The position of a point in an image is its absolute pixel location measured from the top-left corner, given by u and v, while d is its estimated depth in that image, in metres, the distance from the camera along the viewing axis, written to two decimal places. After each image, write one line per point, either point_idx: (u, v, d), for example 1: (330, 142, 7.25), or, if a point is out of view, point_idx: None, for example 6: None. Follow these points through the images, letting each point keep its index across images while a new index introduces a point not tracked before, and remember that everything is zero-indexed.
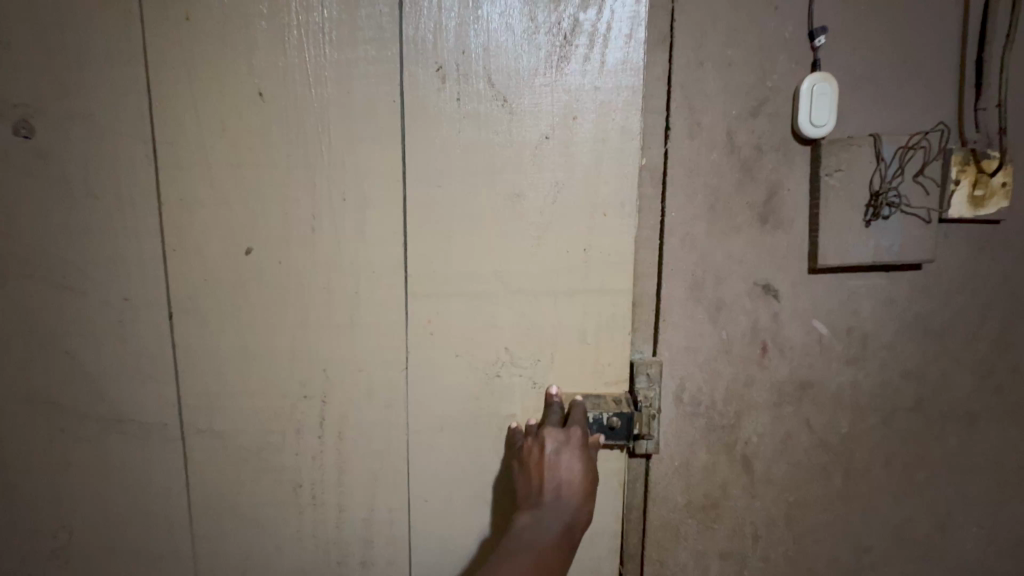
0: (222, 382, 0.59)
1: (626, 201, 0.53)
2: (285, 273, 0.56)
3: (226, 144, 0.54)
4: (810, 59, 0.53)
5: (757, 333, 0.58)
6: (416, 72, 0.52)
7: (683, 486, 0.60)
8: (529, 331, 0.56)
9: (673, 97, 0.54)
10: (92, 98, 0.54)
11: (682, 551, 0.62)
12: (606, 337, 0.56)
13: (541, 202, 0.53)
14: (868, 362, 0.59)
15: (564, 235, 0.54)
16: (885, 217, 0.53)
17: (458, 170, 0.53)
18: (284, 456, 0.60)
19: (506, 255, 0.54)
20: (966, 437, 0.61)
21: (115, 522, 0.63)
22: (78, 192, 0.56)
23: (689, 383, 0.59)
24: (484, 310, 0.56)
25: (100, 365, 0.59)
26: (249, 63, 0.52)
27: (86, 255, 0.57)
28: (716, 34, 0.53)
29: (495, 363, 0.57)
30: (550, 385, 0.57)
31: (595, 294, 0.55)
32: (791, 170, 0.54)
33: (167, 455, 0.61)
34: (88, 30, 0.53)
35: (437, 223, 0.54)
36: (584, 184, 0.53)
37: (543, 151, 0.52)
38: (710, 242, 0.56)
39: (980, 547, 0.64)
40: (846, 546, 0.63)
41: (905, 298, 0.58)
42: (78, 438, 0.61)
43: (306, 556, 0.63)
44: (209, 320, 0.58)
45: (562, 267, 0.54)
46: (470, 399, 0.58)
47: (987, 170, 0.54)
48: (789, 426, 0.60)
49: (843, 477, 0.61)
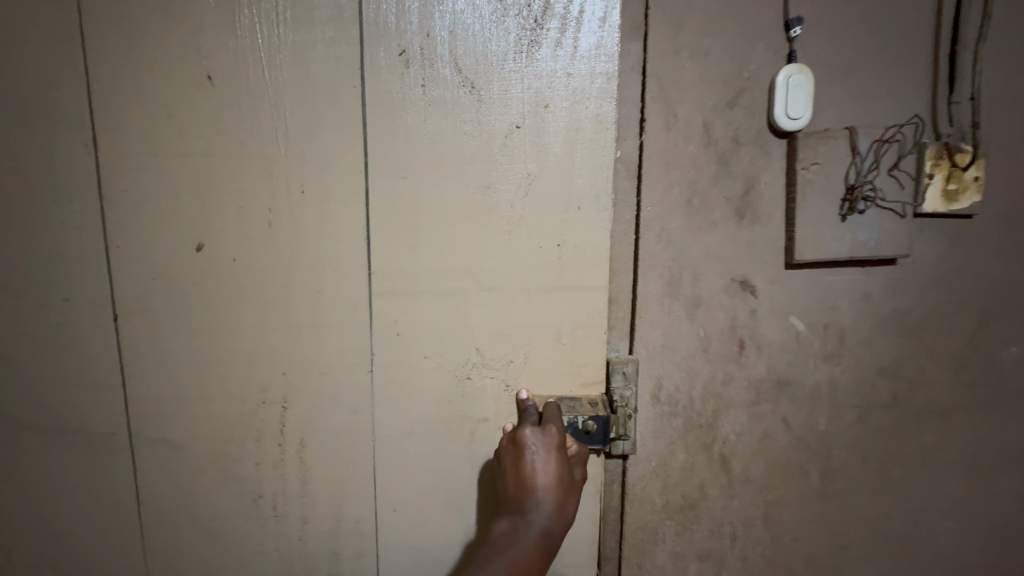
0: (174, 387, 0.56)
1: (601, 194, 0.51)
2: (240, 271, 0.53)
3: (178, 134, 0.51)
4: (786, 49, 0.52)
5: (734, 330, 0.57)
6: (378, 56, 0.49)
7: (661, 487, 0.59)
8: (501, 331, 0.54)
9: (649, 87, 0.52)
10: (32, 85, 0.51)
11: (660, 554, 0.61)
12: (582, 336, 0.54)
13: (512, 195, 0.51)
14: (845, 358, 0.58)
15: (538, 230, 0.52)
16: (861, 211, 0.52)
17: (424, 161, 0.51)
18: (242, 466, 0.57)
19: (476, 249, 0.52)
20: (941, 433, 0.61)
21: (60, 538, 0.60)
22: (17, 185, 0.53)
23: (667, 383, 0.57)
24: (454, 308, 0.53)
25: (42, 371, 0.56)
26: (198, 45, 0.49)
27: (27, 254, 0.54)
28: (692, 22, 0.51)
29: (465, 364, 0.55)
30: (521, 389, 0.55)
31: (570, 291, 0.53)
32: (768, 163, 0.53)
33: (115, 465, 0.58)
34: (27, 10, 0.50)
35: (403, 216, 0.52)
36: (558, 175, 0.51)
37: (513, 140, 0.50)
38: (687, 237, 0.55)
39: (955, 542, 0.64)
40: (823, 545, 0.62)
41: (881, 293, 0.57)
42: (17, 449, 0.58)
43: (268, 571, 0.60)
44: (159, 322, 0.55)
45: (535, 263, 0.52)
46: (441, 402, 0.56)
47: (960, 164, 0.54)
48: (767, 424, 0.59)
49: (821, 474, 0.61)
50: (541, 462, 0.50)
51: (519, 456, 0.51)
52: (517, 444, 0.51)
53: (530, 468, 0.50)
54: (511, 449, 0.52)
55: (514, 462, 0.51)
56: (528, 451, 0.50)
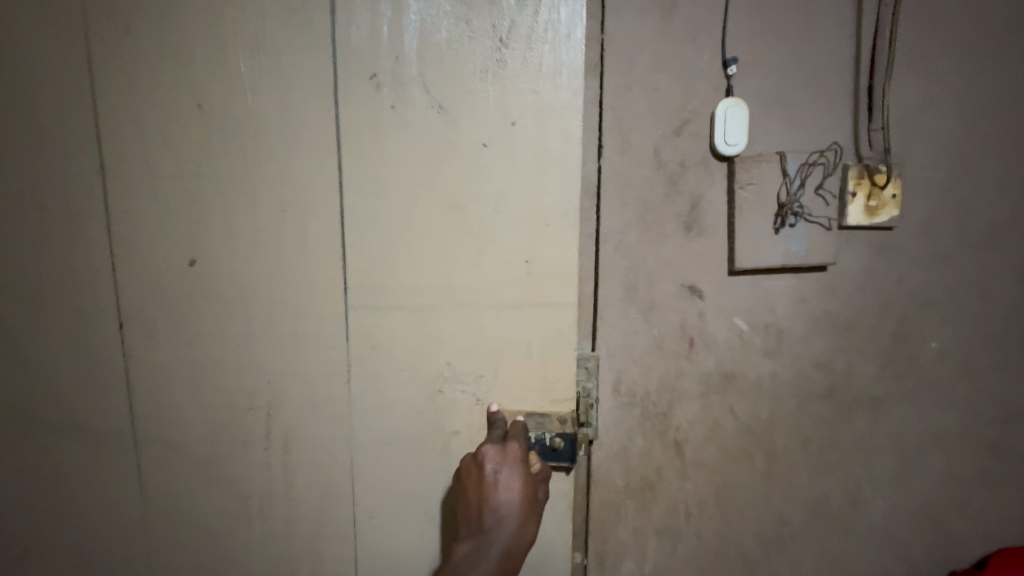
0: (169, 393, 0.65)
1: (569, 212, 0.58)
2: (227, 284, 0.61)
3: (190, 159, 0.59)
4: (724, 85, 0.59)
5: (685, 329, 0.64)
6: (351, 80, 0.56)
7: (622, 469, 0.67)
8: (474, 340, 0.61)
9: (605, 119, 0.60)
10: (45, 115, 0.60)
11: (622, 529, 0.68)
12: (551, 349, 0.61)
13: (482, 212, 0.58)
14: (784, 355, 0.66)
15: (509, 246, 0.59)
16: (792, 225, 0.60)
17: (398, 180, 0.58)
18: (231, 468, 0.66)
19: (448, 267, 0.59)
20: (872, 420, 0.69)
21: (76, 529, 0.69)
22: (34, 205, 0.62)
23: (626, 376, 0.65)
24: (428, 322, 0.61)
25: (57, 373, 0.66)
26: (191, 79, 0.57)
27: (45, 266, 0.63)
28: (642, 63, 0.59)
29: (438, 378, 0.62)
30: (492, 403, 0.62)
31: (539, 306, 0.60)
32: (711, 183, 0.61)
33: (120, 461, 0.67)
34: (40, 47, 0.59)
35: (379, 230, 0.59)
36: (526, 195, 0.58)
37: (482, 157, 0.57)
38: (641, 248, 0.62)
39: (886, 518, 0.72)
40: (768, 521, 0.70)
41: (814, 296, 0.65)
42: (38, 445, 0.68)
43: (255, 569, 0.68)
44: (155, 330, 0.63)
45: (506, 279, 0.59)
46: (415, 415, 0.63)
47: (879, 183, 0.61)
48: (716, 413, 0.66)
49: (765, 458, 0.68)
50: (504, 481, 0.56)
51: (482, 475, 0.57)
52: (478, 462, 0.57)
53: (494, 486, 0.56)
54: (473, 468, 0.58)
55: (478, 481, 0.57)
56: (489, 469, 0.56)
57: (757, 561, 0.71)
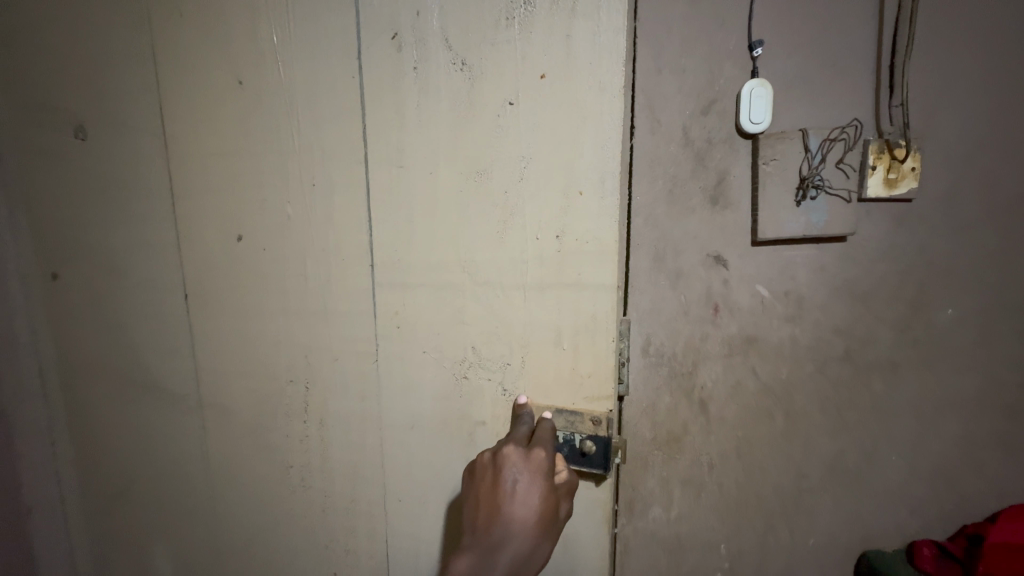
0: (225, 360, 0.80)
1: (606, 178, 0.59)
2: (270, 260, 0.73)
3: (260, 147, 0.70)
4: (750, 65, 0.63)
5: (710, 296, 0.69)
6: (373, 42, 0.63)
7: (650, 423, 0.74)
8: (501, 319, 0.66)
9: (638, 102, 0.65)
10: (125, 109, 0.76)
11: (650, 477, 0.76)
12: (579, 332, 0.64)
13: (507, 181, 0.62)
14: (804, 320, 0.71)
15: (539, 219, 0.62)
16: (812, 197, 0.65)
17: (417, 149, 0.65)
18: (276, 436, 0.80)
19: (470, 247, 0.65)
20: (890, 382, 0.73)
21: (161, 473, 0.90)
22: (118, 181, 0.78)
23: (654, 338, 0.71)
24: (451, 299, 0.68)
25: (142, 334, 0.84)
26: (231, 72, 0.69)
27: (129, 242, 0.80)
28: (672, 46, 0.64)
29: (464, 364, 0.69)
30: (520, 395, 0.68)
31: (573, 286, 0.63)
32: (736, 159, 0.65)
33: (188, 420, 0.85)
34: (119, 51, 0.74)
35: (398, 198, 0.66)
36: (557, 167, 0.61)
37: (507, 114, 0.61)
38: (670, 220, 0.67)
39: (903, 476, 0.76)
40: (787, 474, 0.76)
41: (834, 265, 0.69)
42: (130, 397, 0.88)
43: (298, 537, 0.83)
44: (209, 302, 0.78)
45: (535, 255, 0.63)
46: (438, 399, 0.71)
47: (899, 157, 0.64)
48: (738, 373, 0.72)
49: (784, 415, 0.74)
50: (523, 490, 0.58)
51: (502, 483, 0.59)
52: (500, 472, 0.59)
53: (512, 495, 0.58)
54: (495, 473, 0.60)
55: (497, 487, 0.59)
56: (512, 480, 0.58)
57: (775, 511, 0.77)
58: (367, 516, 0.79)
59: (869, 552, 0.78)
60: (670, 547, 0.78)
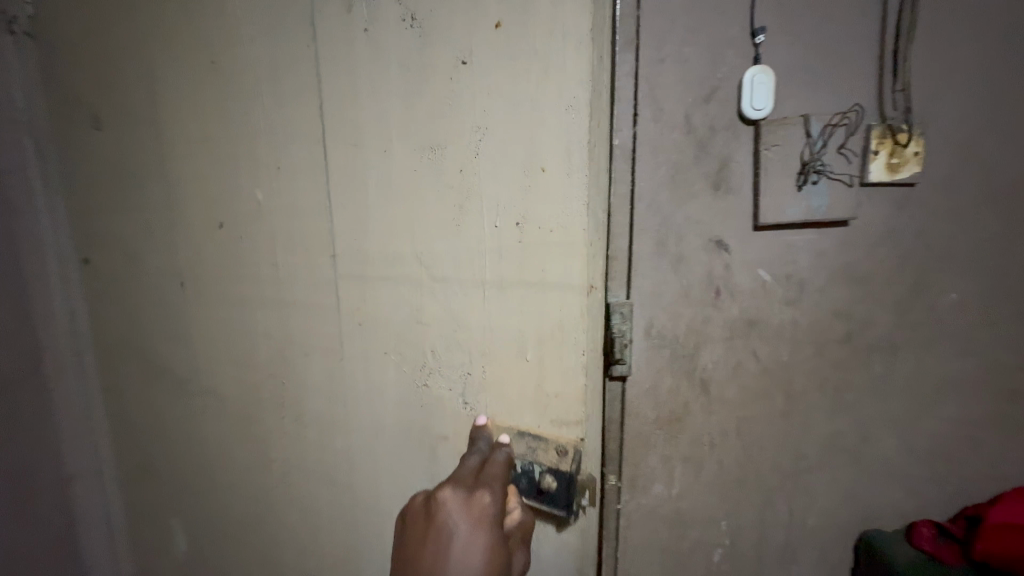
0: (251, 327, 0.93)
1: (573, 172, 0.65)
2: (281, 237, 0.85)
3: (272, 132, 0.81)
4: (752, 53, 0.64)
5: (712, 279, 0.71)
6: (330, 9, 0.72)
7: (652, 404, 0.75)
8: (461, 302, 0.75)
9: (640, 89, 0.65)
10: (170, 108, 0.89)
11: (652, 457, 0.77)
12: (541, 305, 0.71)
13: (464, 157, 0.69)
14: (804, 303, 0.72)
15: (501, 212, 0.69)
16: (814, 182, 0.66)
17: (376, 114, 0.73)
18: (297, 403, 0.92)
19: (429, 229, 0.74)
20: (889, 364, 0.75)
21: (205, 431, 1.04)
22: (165, 171, 0.94)
23: (657, 321, 0.72)
24: (421, 283, 0.76)
25: (185, 303, 0.99)
26: (252, 70, 0.80)
27: (177, 225, 0.95)
28: (675, 34, 0.64)
29: (424, 370, 0.80)
30: (478, 416, 0.77)
31: (535, 273, 0.70)
32: (739, 145, 0.67)
33: (224, 384, 0.99)
34: (164, 57, 0.87)
35: (362, 171, 0.76)
36: (519, 164, 0.67)
37: (460, 90, 0.68)
38: (672, 205, 0.69)
39: (900, 455, 0.78)
40: (786, 454, 0.78)
41: (835, 249, 0.70)
42: (177, 360, 1.04)
43: (325, 495, 0.93)
44: (234, 276, 0.92)
45: (496, 242, 0.70)
46: (411, 390, 0.81)
47: (902, 142, 0.66)
48: (739, 355, 0.74)
49: (784, 396, 0.75)
50: (467, 533, 0.59)
51: (445, 525, 0.59)
52: (441, 515, 0.60)
53: (456, 538, 0.58)
54: (437, 515, 0.61)
55: (439, 530, 0.59)
56: (452, 529, 0.59)
57: (774, 489, 0.79)
58: (395, 472, 0.85)
59: (869, 532, 0.80)
60: (671, 523, 0.80)
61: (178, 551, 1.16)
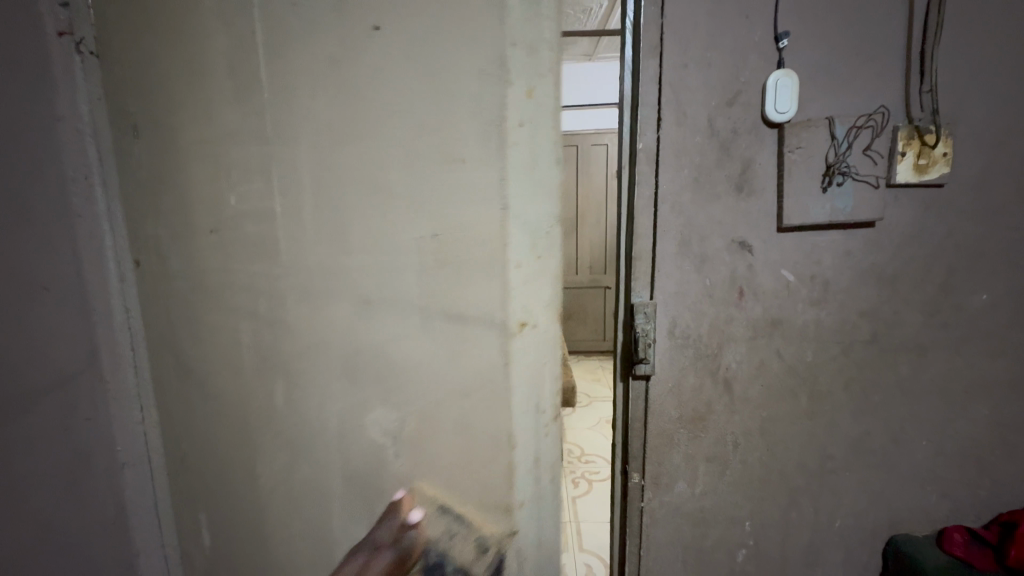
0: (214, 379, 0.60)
1: (492, 186, 0.53)
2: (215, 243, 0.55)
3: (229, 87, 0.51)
4: (776, 57, 0.65)
5: (735, 280, 0.72)
6: None
7: (676, 402, 0.76)
8: (381, 333, 0.55)
9: (663, 94, 0.67)
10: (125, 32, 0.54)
11: (675, 455, 0.78)
12: (457, 342, 0.56)
13: (382, 141, 0.51)
14: (829, 304, 0.73)
15: (414, 213, 0.53)
16: (839, 184, 0.66)
17: (278, 74, 0.50)
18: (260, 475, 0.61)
19: (349, 238, 0.53)
20: (917, 366, 0.74)
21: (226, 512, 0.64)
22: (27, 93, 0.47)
23: (680, 321, 0.73)
24: (326, 300, 0.54)
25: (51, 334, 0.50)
26: None
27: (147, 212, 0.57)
28: (698, 40, 0.66)
29: (358, 409, 0.57)
30: (399, 488, 0.58)
31: (458, 300, 0.55)
32: (762, 147, 0.68)
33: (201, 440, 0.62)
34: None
35: (251, 150, 0.52)
36: (437, 155, 0.52)
37: (371, 53, 0.50)
38: (695, 207, 0.70)
39: (930, 458, 0.78)
40: (811, 455, 0.78)
41: (860, 250, 0.71)
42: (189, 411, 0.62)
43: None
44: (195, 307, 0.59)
45: (414, 255, 0.53)
46: (337, 450, 0.58)
47: (929, 143, 0.67)
48: (762, 354, 0.74)
49: (808, 396, 0.76)
50: None
51: None
52: None
53: None
54: None
55: None
56: None
57: (799, 489, 0.79)
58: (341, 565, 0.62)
59: (897, 537, 0.80)
60: (694, 521, 0.81)
61: (207, 540, 0.66)
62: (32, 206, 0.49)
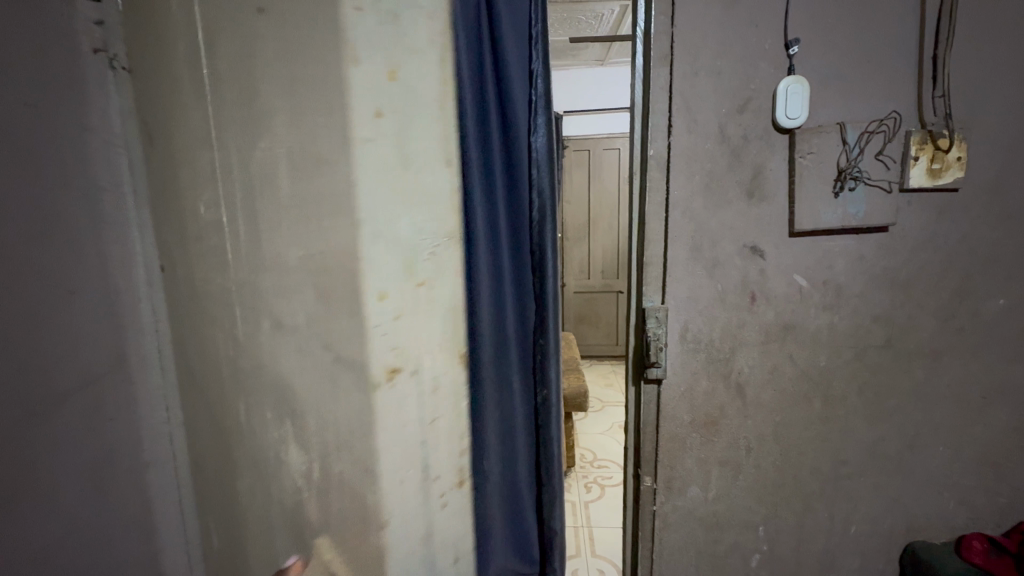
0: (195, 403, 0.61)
1: (399, 240, 0.64)
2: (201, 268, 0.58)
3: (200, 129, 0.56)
4: (786, 65, 0.66)
5: (747, 285, 0.72)
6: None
7: (688, 407, 0.76)
8: (281, 362, 0.61)
9: (674, 101, 0.68)
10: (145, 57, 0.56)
11: (688, 459, 0.78)
12: (349, 373, 0.64)
13: (291, 190, 0.59)
14: (842, 308, 0.73)
15: (307, 257, 0.61)
16: (851, 189, 0.67)
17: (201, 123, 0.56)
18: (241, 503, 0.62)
19: (252, 275, 0.59)
20: (933, 371, 0.74)
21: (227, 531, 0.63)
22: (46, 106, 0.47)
23: (692, 325, 0.74)
24: (225, 333, 0.59)
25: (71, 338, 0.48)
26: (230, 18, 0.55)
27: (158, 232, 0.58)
28: (709, 48, 0.66)
29: (276, 428, 0.62)
30: (291, 555, 0.64)
31: (354, 334, 0.63)
32: (773, 153, 0.68)
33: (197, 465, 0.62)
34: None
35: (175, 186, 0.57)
36: (347, 207, 0.61)
37: (282, 113, 0.58)
38: (706, 213, 0.71)
39: (947, 464, 0.77)
40: (825, 460, 0.77)
41: (873, 254, 0.71)
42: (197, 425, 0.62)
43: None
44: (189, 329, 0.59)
45: (308, 294, 0.61)
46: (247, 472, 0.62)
47: (943, 148, 0.66)
48: (775, 359, 0.75)
49: (822, 401, 0.76)
50: None
51: None
52: None
53: None
54: None
55: None
56: None
57: (814, 495, 0.79)
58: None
59: (915, 543, 0.79)
60: (707, 526, 0.80)
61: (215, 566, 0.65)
62: (60, 209, 0.47)
